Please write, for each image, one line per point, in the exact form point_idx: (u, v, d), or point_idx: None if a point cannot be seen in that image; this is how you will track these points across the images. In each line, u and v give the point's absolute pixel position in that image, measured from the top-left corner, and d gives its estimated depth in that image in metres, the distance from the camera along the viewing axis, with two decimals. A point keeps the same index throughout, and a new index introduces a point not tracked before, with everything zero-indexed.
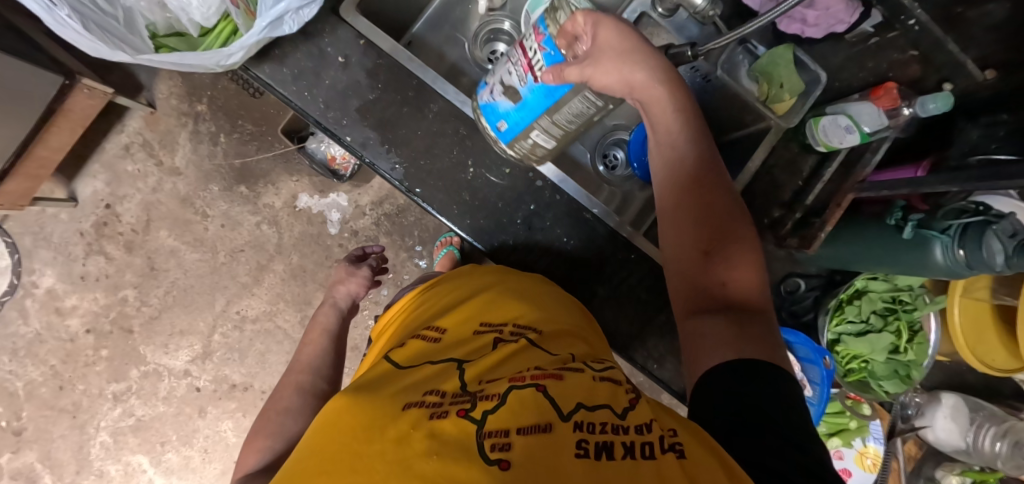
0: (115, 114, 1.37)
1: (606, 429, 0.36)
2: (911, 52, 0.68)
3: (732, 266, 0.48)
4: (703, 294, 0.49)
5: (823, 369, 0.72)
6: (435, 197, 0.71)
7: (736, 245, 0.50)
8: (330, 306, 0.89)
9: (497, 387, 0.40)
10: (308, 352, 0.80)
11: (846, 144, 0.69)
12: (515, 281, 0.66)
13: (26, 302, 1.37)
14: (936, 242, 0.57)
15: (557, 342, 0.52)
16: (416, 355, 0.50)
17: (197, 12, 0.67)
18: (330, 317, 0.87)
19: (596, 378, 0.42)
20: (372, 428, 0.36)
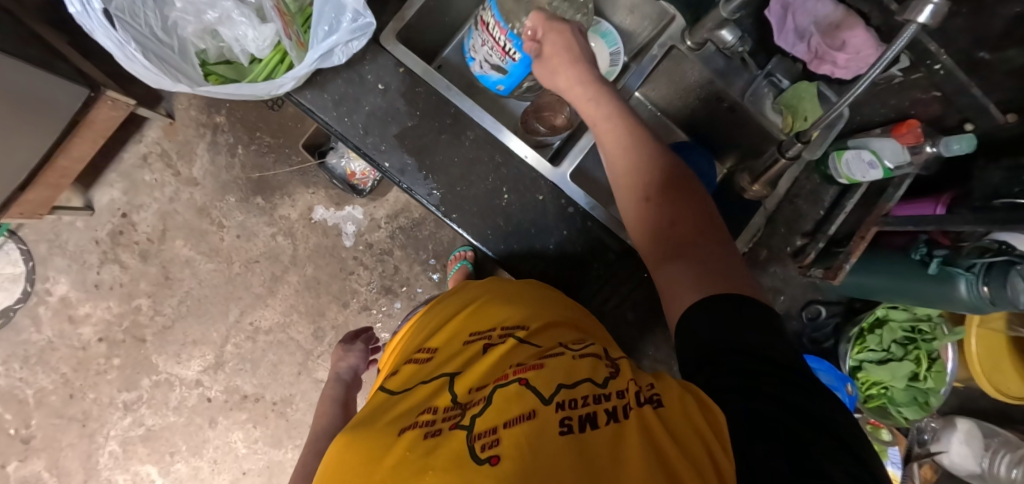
0: (133, 124, 1.38)
1: (588, 401, 0.39)
2: (933, 93, 0.68)
3: (668, 205, 0.57)
4: (661, 237, 0.57)
5: (846, 396, 0.75)
6: (470, 221, 0.73)
7: (668, 185, 0.59)
8: (335, 381, 0.91)
9: (483, 392, 0.43)
10: (320, 424, 0.80)
11: (869, 178, 0.71)
12: (509, 288, 0.67)
13: (39, 310, 1.37)
14: (961, 279, 0.60)
15: (543, 336, 0.54)
16: (409, 379, 0.52)
17: (253, 44, 0.70)
18: (333, 393, 0.88)
19: (576, 356, 0.45)
20: (369, 459, 0.38)
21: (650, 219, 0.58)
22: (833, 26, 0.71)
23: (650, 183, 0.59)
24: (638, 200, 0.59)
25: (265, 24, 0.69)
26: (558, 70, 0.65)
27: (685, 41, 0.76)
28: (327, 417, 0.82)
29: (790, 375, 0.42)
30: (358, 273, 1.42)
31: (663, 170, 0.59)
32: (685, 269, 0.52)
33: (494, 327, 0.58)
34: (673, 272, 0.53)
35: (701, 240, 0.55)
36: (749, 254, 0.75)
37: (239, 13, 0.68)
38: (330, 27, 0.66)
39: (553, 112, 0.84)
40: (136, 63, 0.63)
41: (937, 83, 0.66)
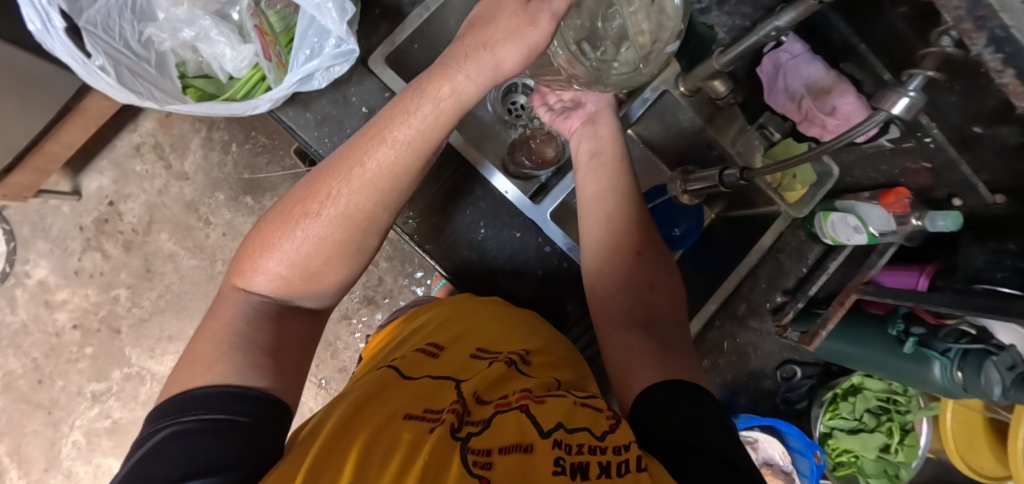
0: (129, 114, 1.37)
1: (583, 449, 0.40)
2: (924, 163, 0.65)
3: (652, 272, 0.63)
4: (640, 307, 0.61)
5: (812, 463, 0.77)
6: (444, 254, 0.72)
7: (656, 255, 0.64)
8: (451, 99, 0.53)
9: (483, 412, 0.46)
10: (382, 187, 0.54)
11: (853, 242, 0.70)
12: (503, 312, 0.64)
13: (16, 292, 1.35)
14: (936, 362, 0.58)
15: (543, 371, 0.55)
16: (413, 365, 0.53)
17: (230, 64, 0.71)
18: (438, 123, 0.54)
19: (577, 402, 0.47)
20: (374, 436, 0.41)
21: (632, 275, 0.63)
22: (823, 91, 0.66)
23: (641, 240, 0.64)
24: (629, 251, 0.63)
25: (245, 45, 0.70)
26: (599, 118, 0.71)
27: (678, 87, 0.75)
28: (402, 175, 0.54)
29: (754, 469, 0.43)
30: None
31: (653, 239, 0.65)
32: (642, 338, 0.57)
33: (501, 347, 0.59)
34: (633, 338, 0.58)
35: (668, 316, 0.61)
36: (727, 308, 0.75)
37: (217, 32, 0.69)
38: (311, 51, 0.65)
39: (543, 145, 0.84)
40: (100, 79, 0.63)
41: (927, 154, 0.63)
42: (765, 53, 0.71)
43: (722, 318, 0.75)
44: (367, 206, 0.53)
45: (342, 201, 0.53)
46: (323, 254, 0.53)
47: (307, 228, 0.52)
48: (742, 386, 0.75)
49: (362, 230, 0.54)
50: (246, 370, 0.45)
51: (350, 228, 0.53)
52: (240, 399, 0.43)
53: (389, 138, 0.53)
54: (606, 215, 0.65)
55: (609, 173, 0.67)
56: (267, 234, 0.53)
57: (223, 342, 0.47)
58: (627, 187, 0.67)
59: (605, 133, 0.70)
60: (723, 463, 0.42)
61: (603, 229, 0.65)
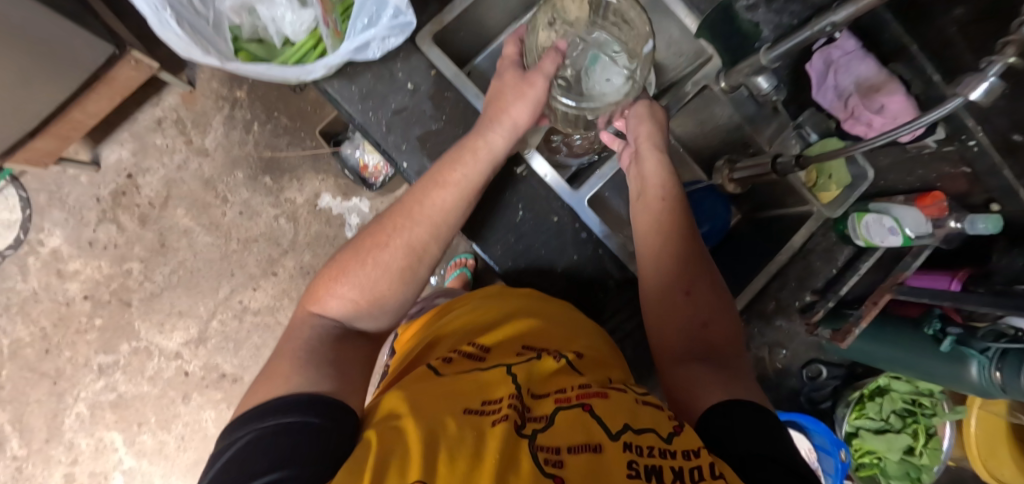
0: (153, 87, 1.37)
1: (654, 451, 0.39)
2: (963, 168, 0.66)
3: (704, 307, 0.61)
4: (698, 342, 0.59)
5: (838, 461, 0.75)
6: (481, 234, 0.72)
7: (709, 282, 0.63)
8: (486, 150, 0.64)
9: (543, 407, 0.45)
10: (436, 222, 0.61)
11: (887, 243, 0.71)
12: (544, 309, 0.64)
13: (28, 260, 1.35)
14: (974, 360, 0.59)
15: (596, 369, 0.54)
16: (458, 365, 0.52)
17: (289, 27, 0.72)
18: (479, 168, 0.63)
19: (639, 401, 0.46)
20: (440, 428, 0.40)
21: (685, 312, 0.61)
22: (873, 89, 0.68)
23: (693, 274, 0.63)
24: (682, 289, 0.62)
25: (305, 9, 0.71)
26: (644, 157, 0.69)
27: (718, 82, 0.75)
28: (452, 212, 0.62)
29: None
30: None
31: (701, 261, 0.64)
32: (703, 369, 0.55)
33: (547, 344, 0.58)
34: (698, 372, 0.55)
35: (727, 351, 0.58)
36: (756, 305, 0.76)
37: None
38: (369, 20, 0.66)
39: None
40: (169, 30, 0.64)
41: (968, 158, 0.64)
42: (814, 50, 0.71)
43: (751, 316, 0.76)
44: (424, 238, 0.60)
45: (402, 235, 0.59)
46: (386, 278, 0.57)
47: (374, 261, 0.57)
48: (766, 384, 0.76)
49: (419, 259, 0.59)
50: (315, 385, 0.45)
51: (409, 260, 0.59)
52: (307, 404, 0.42)
53: (439, 184, 0.62)
54: (657, 248, 0.65)
55: (653, 209, 0.67)
56: (336, 266, 0.58)
57: (301, 357, 0.48)
58: (673, 203, 0.67)
59: (651, 173, 0.68)
60: (792, 473, 0.41)
61: (654, 266, 0.65)
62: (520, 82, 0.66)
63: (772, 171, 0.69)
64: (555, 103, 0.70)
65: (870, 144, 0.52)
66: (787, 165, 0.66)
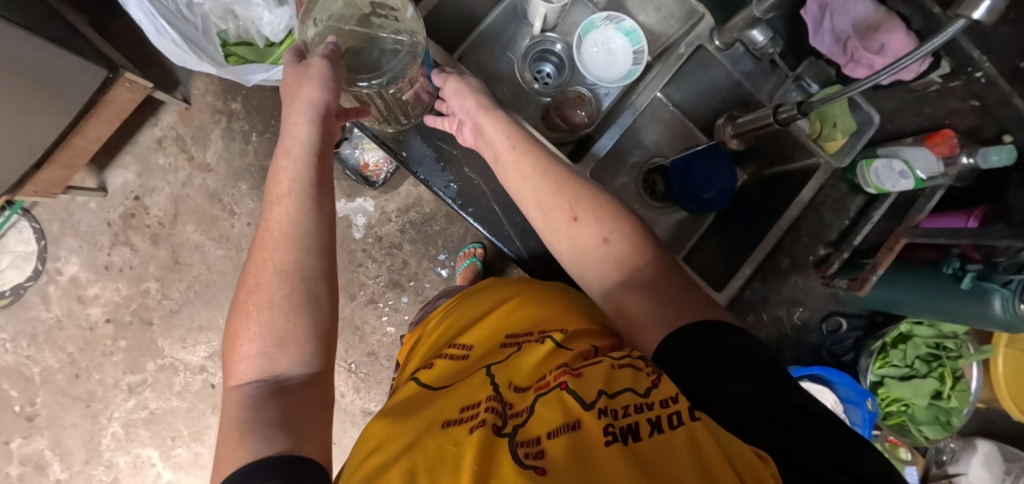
0: (150, 107, 1.38)
1: (630, 411, 0.39)
2: (971, 102, 0.64)
3: (598, 230, 0.55)
4: (608, 268, 0.55)
5: (865, 412, 0.74)
6: (488, 216, 0.72)
7: (594, 205, 0.56)
8: (295, 144, 0.54)
9: (526, 399, 0.43)
10: (294, 234, 0.50)
11: (899, 188, 0.69)
12: (533, 295, 0.63)
13: (48, 289, 1.37)
14: (997, 294, 0.58)
15: (579, 338, 0.52)
16: (443, 375, 0.52)
17: (268, 27, 0.77)
18: (298, 167, 0.53)
19: (616, 365, 0.45)
20: (419, 451, 0.38)
21: (582, 248, 0.56)
22: (872, 28, 0.67)
23: (576, 203, 0.56)
24: (568, 222, 0.56)
25: (281, 8, 0.75)
26: (484, 122, 0.62)
27: (713, 41, 0.75)
28: (304, 217, 0.51)
29: (796, 400, 0.41)
30: (366, 266, 1.38)
31: (587, 190, 0.57)
32: (633, 298, 0.52)
33: (529, 328, 0.56)
34: (633, 297, 0.52)
35: (642, 265, 0.54)
36: (771, 262, 0.75)
37: None
38: None
39: (575, 109, 0.86)
40: (165, 37, 0.68)
41: (976, 91, 0.63)
42: None
43: (764, 275, 0.75)
44: (291, 255, 0.49)
45: (266, 266, 0.49)
46: (279, 314, 0.47)
47: (254, 306, 0.47)
48: (786, 342, 0.76)
49: (302, 277, 0.49)
50: (265, 452, 0.38)
51: (289, 283, 0.48)
52: (259, 474, 0.36)
53: (272, 202, 0.52)
54: (536, 195, 0.58)
55: (520, 162, 0.59)
56: (230, 334, 0.48)
57: (235, 429, 0.40)
58: (535, 149, 0.59)
59: (494, 135, 0.61)
60: (765, 401, 0.40)
61: (541, 211, 0.58)
62: (301, 71, 0.54)
63: (772, 122, 0.69)
64: (356, 88, 0.61)
65: (860, 88, 0.52)
66: (789, 115, 0.66)
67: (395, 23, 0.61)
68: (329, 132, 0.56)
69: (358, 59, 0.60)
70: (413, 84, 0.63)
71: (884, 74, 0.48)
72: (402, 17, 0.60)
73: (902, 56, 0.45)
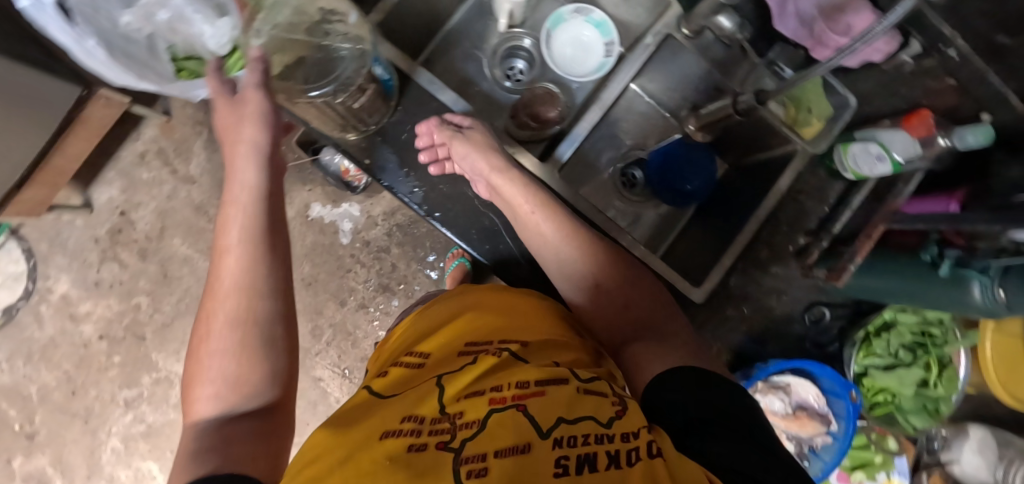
0: (131, 122, 1.37)
1: (587, 441, 0.39)
2: (948, 80, 0.61)
3: (613, 291, 0.61)
4: (620, 324, 0.60)
5: (849, 403, 0.76)
6: (455, 221, 0.71)
7: (606, 267, 0.62)
8: (243, 189, 0.55)
9: (477, 409, 0.42)
10: (246, 278, 0.51)
11: (877, 173, 0.69)
12: (500, 305, 0.62)
13: (41, 308, 1.38)
14: (976, 281, 0.54)
15: (541, 353, 0.53)
16: (397, 383, 0.51)
17: (211, 40, 0.71)
18: (247, 209, 0.54)
19: (580, 391, 0.45)
20: (353, 466, 0.37)
21: (602, 307, 0.61)
22: (837, 9, 0.64)
23: (590, 264, 0.62)
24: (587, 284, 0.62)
25: (222, 19, 0.70)
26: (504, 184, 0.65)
27: (680, 29, 0.73)
28: (255, 259, 0.52)
29: (764, 442, 0.43)
30: (355, 271, 1.37)
31: (597, 250, 0.63)
32: (638, 346, 0.56)
33: (492, 338, 0.55)
34: (640, 349, 0.55)
35: (653, 319, 0.59)
36: (751, 254, 0.74)
37: (193, 9, 0.69)
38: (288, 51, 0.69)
39: (545, 106, 0.82)
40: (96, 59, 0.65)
41: (951, 69, 0.59)
42: None
43: (745, 265, 0.73)
44: (244, 300, 0.50)
45: (218, 314, 0.50)
46: (233, 358, 0.47)
47: (206, 354, 0.47)
48: (769, 334, 0.75)
49: (254, 320, 0.50)
50: (194, 474, 0.38)
51: (243, 330, 0.49)
52: None
53: (222, 248, 0.52)
54: (557, 254, 0.63)
55: (536, 221, 0.63)
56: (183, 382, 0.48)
57: (181, 473, 0.40)
58: (555, 209, 0.64)
59: (511, 194, 0.64)
60: (737, 437, 0.42)
61: (561, 272, 0.63)
62: (234, 107, 0.57)
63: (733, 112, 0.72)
64: (306, 98, 0.63)
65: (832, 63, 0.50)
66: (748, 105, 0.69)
67: (342, 32, 0.62)
68: (276, 176, 0.57)
69: (304, 68, 0.62)
70: (364, 90, 0.63)
71: (855, 47, 0.46)
72: (349, 28, 0.62)
73: (871, 26, 0.42)
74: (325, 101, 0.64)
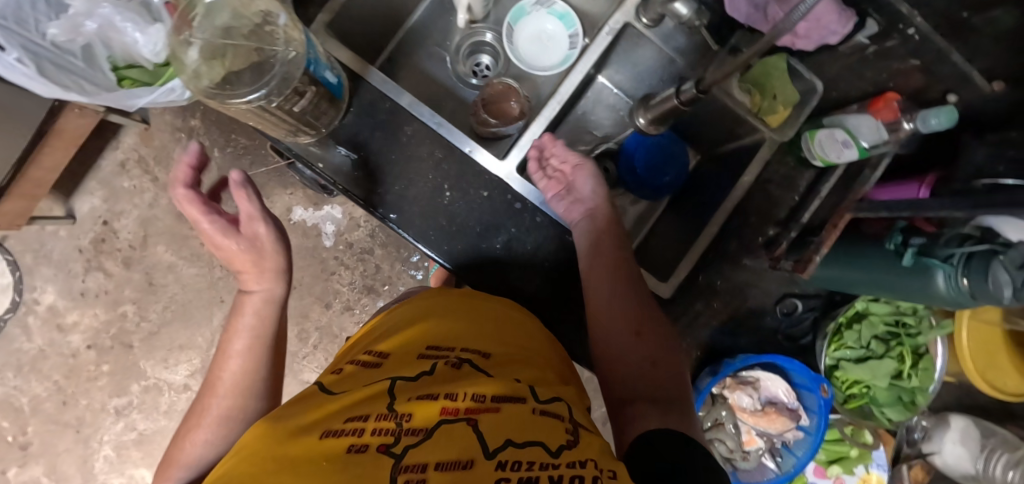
0: (109, 130, 1.37)
1: (532, 465, 0.37)
2: (911, 62, 0.60)
3: (649, 344, 0.61)
4: (640, 378, 0.59)
5: (821, 397, 0.75)
6: (412, 222, 0.70)
7: (654, 324, 0.63)
8: (249, 306, 0.64)
9: (425, 416, 0.41)
10: (245, 382, 0.60)
11: (844, 159, 0.65)
12: (462, 309, 0.62)
13: (28, 319, 1.38)
14: (940, 271, 0.53)
15: (502, 368, 0.52)
16: (350, 379, 0.50)
17: (145, 48, 0.76)
18: (253, 323, 0.63)
19: (536, 414, 0.44)
20: (287, 458, 0.36)
21: (633, 353, 0.60)
22: None
23: (638, 314, 0.62)
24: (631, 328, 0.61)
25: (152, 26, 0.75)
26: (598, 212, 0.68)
27: (640, 18, 0.71)
28: (256, 367, 0.61)
29: None
30: (339, 274, 1.36)
31: (646, 303, 0.64)
32: (644, 404, 0.55)
33: (452, 346, 0.55)
34: (642, 409, 0.55)
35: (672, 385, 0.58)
36: (716, 246, 0.71)
37: (122, 18, 0.74)
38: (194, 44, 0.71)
39: (505, 102, 0.79)
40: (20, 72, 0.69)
41: (913, 49, 0.59)
42: None
43: (712, 256, 0.71)
44: (239, 400, 0.58)
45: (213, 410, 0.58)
46: (211, 444, 0.55)
47: (188, 443, 0.55)
48: (743, 328, 0.72)
49: (240, 417, 0.58)
50: None
51: (227, 426, 0.56)
52: None
53: (229, 355, 0.62)
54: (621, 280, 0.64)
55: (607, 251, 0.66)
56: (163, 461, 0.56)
57: None
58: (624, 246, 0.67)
59: (607, 224, 0.68)
60: None
61: (608, 308, 0.63)
62: (230, 233, 0.61)
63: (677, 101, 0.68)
64: (241, 105, 0.57)
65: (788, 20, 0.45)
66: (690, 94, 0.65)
67: (275, 32, 0.58)
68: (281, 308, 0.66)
69: (237, 75, 0.59)
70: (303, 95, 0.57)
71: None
72: (277, 25, 0.58)
73: None
74: (257, 105, 0.58)
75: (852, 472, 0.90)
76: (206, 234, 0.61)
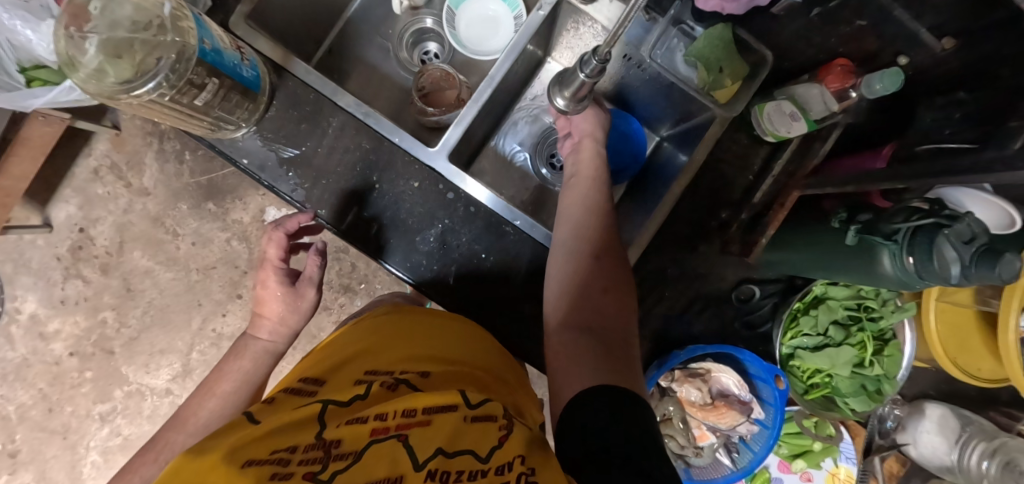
0: (81, 138, 1.28)
1: (461, 477, 0.35)
2: (858, 23, 0.62)
3: (606, 279, 0.56)
4: (585, 313, 0.54)
5: (775, 388, 0.71)
6: (343, 216, 0.68)
7: (613, 260, 0.58)
8: (248, 352, 0.65)
9: (355, 439, 0.37)
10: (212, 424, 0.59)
11: (795, 132, 0.62)
12: (406, 331, 0.58)
13: (11, 328, 1.31)
14: (884, 249, 0.49)
15: (442, 385, 0.49)
16: (276, 407, 0.44)
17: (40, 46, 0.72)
18: (244, 369, 0.64)
19: (467, 417, 0.41)
20: None
21: (586, 285, 0.56)
22: None
23: (601, 243, 0.59)
24: (590, 254, 0.58)
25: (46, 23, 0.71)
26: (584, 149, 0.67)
27: None
28: (225, 409, 0.60)
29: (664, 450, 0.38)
30: None
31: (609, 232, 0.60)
32: (583, 339, 0.51)
33: (388, 367, 0.51)
34: (576, 341, 0.51)
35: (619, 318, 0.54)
36: (671, 230, 0.67)
37: (12, 17, 0.69)
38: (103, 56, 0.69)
39: (445, 90, 0.76)
40: None
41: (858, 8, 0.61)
42: None
43: (663, 242, 0.67)
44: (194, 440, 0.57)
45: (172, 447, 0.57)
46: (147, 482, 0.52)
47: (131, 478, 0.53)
48: (700, 316, 0.69)
49: None
50: None
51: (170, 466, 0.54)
52: None
53: (208, 393, 0.61)
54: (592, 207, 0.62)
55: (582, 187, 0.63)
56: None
57: None
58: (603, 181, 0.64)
59: (586, 159, 0.66)
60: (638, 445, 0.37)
61: (572, 234, 0.60)
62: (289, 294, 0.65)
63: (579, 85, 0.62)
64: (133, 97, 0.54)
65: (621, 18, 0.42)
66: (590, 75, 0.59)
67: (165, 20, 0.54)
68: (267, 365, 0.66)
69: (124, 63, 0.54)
70: (203, 87, 0.57)
71: None
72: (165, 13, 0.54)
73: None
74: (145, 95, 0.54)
75: (818, 466, 0.89)
76: (263, 273, 0.66)
